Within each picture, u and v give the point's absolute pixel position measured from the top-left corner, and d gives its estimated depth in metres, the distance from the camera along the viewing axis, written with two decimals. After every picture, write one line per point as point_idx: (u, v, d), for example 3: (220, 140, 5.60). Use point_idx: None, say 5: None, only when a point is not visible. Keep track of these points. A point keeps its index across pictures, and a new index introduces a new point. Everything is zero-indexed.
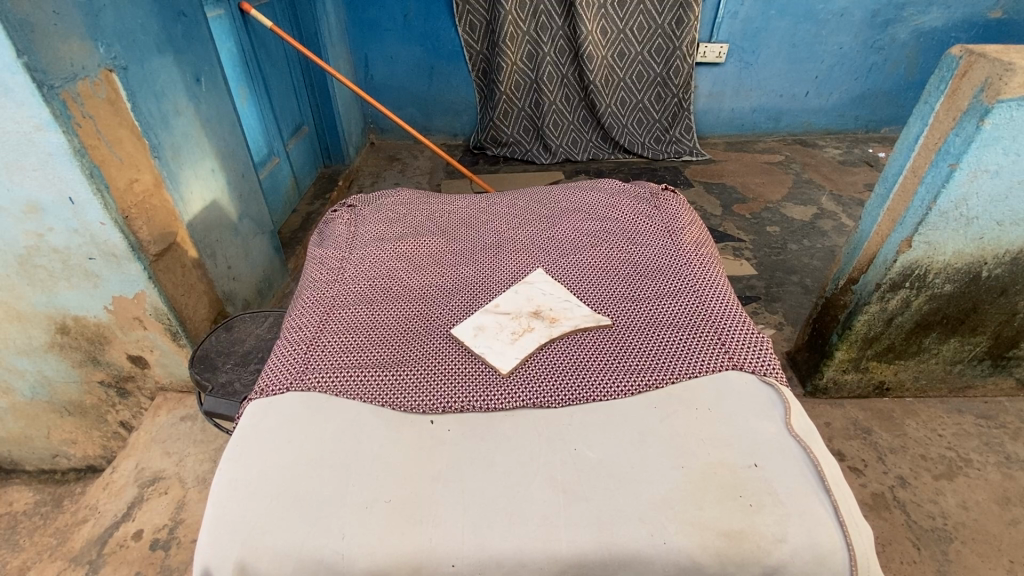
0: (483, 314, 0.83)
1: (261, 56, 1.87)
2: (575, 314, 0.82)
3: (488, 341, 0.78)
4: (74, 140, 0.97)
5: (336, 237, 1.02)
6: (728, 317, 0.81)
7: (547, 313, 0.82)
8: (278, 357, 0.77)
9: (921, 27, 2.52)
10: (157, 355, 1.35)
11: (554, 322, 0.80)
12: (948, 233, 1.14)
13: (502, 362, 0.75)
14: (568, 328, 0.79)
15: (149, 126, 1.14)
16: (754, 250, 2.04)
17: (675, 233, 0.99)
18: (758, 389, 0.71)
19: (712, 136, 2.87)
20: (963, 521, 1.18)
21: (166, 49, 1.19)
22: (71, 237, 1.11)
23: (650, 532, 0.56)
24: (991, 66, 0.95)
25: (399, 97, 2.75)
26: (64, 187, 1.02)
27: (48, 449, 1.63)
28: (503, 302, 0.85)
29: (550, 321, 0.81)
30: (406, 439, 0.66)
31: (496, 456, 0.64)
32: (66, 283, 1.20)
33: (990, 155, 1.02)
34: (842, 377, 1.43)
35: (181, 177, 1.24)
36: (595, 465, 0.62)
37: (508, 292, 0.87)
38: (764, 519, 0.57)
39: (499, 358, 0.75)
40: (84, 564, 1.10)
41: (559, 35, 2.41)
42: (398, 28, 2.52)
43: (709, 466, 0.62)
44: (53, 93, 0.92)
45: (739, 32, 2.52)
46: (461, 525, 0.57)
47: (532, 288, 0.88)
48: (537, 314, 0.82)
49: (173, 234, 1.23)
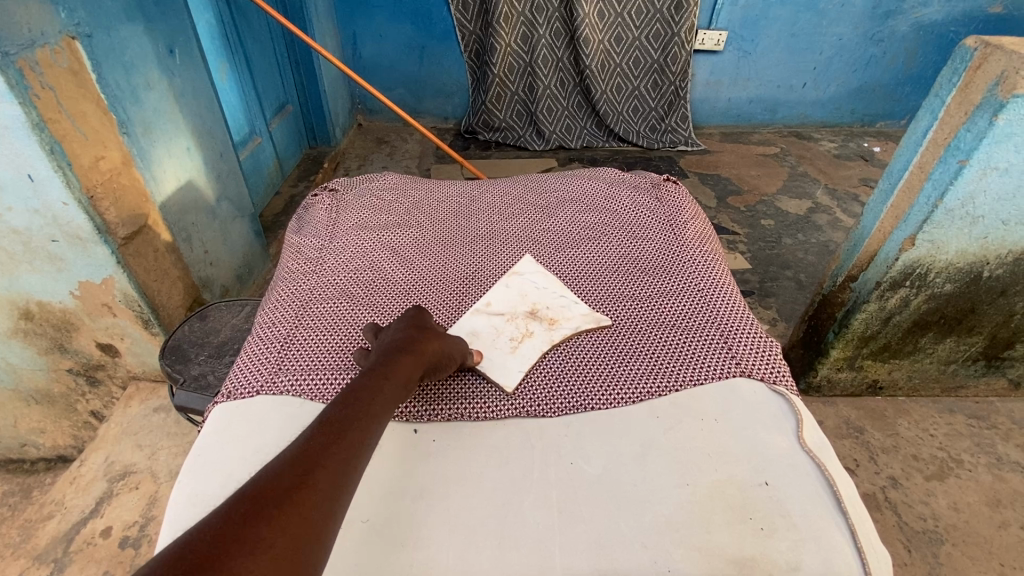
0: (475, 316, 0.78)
1: (241, 29, 1.78)
2: (575, 314, 0.77)
3: (486, 349, 0.72)
4: (32, 113, 0.89)
5: (315, 225, 0.96)
6: (735, 320, 0.76)
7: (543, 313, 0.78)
8: (250, 356, 0.72)
9: (921, 20, 2.48)
10: (128, 343, 1.28)
11: (553, 324, 0.76)
12: (952, 232, 1.11)
13: (506, 378, 0.69)
14: (568, 331, 0.75)
15: (117, 100, 1.06)
16: (749, 243, 2.00)
17: (679, 227, 0.95)
18: (767, 400, 0.66)
19: (708, 126, 2.82)
20: (953, 523, 1.17)
21: (137, 16, 1.11)
22: (32, 218, 1.03)
23: (653, 558, 0.52)
24: (1006, 59, 0.91)
25: (387, 77, 2.65)
26: (22, 164, 0.95)
27: (16, 438, 1.56)
28: (494, 300, 0.80)
29: (549, 323, 0.76)
30: (388, 451, 0.62)
31: (485, 470, 0.60)
32: (28, 267, 1.13)
33: (1000, 152, 0.98)
34: (836, 376, 1.41)
35: (152, 156, 1.17)
36: (593, 482, 0.58)
37: (499, 287, 0.82)
38: (776, 545, 0.53)
39: (502, 374, 0.70)
40: (48, 563, 1.04)
41: (555, 17, 2.33)
42: (387, 5, 2.42)
43: (716, 484, 0.58)
44: (7, 61, 0.84)
45: (738, 20, 2.47)
46: (447, 548, 0.52)
47: (526, 284, 0.82)
48: (535, 315, 0.77)
49: (144, 217, 1.15)
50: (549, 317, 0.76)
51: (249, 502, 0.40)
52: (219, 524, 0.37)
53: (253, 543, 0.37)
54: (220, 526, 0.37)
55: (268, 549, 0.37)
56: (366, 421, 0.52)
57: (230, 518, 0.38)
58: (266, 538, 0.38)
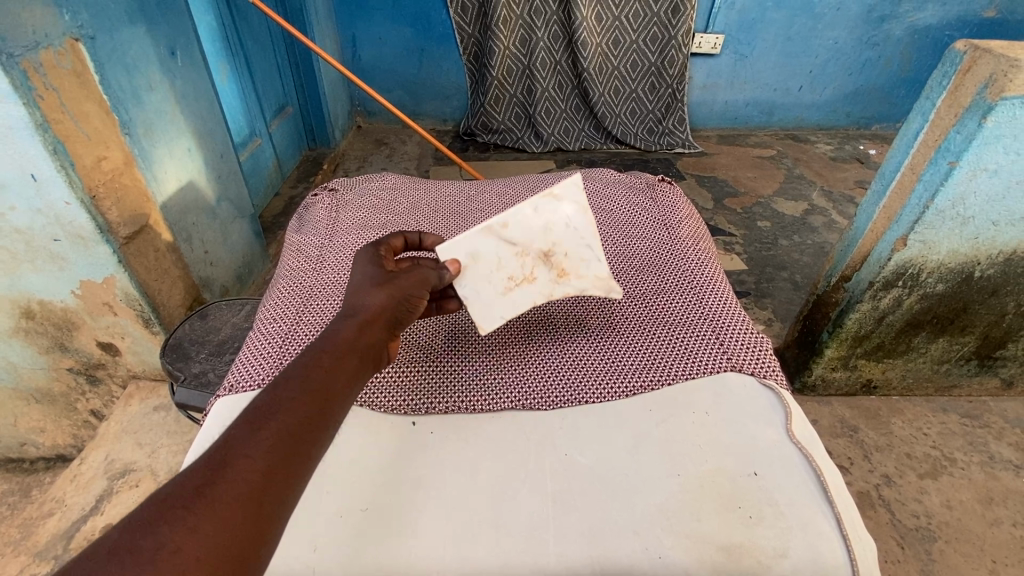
0: (485, 235, 0.73)
1: (242, 31, 1.80)
2: (588, 277, 0.75)
3: (480, 280, 0.72)
4: (36, 113, 0.90)
5: (316, 224, 0.97)
6: (727, 316, 0.77)
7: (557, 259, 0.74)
8: (251, 350, 0.74)
9: (915, 24, 2.51)
10: (128, 342, 1.29)
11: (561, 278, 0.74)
12: (943, 233, 1.13)
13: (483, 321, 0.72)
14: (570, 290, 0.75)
15: (119, 102, 1.08)
16: (745, 245, 2.02)
17: (673, 227, 0.96)
18: (757, 394, 0.67)
19: (705, 128, 2.84)
20: (946, 521, 1.18)
21: (139, 18, 1.12)
22: (35, 217, 1.04)
23: (645, 545, 0.53)
24: (995, 62, 0.93)
25: (386, 79, 2.67)
26: (25, 163, 0.96)
27: (16, 437, 1.57)
28: (515, 223, 0.72)
29: (557, 273, 0.74)
30: (386, 443, 0.63)
31: (481, 461, 0.61)
32: (30, 266, 1.14)
33: (989, 154, 1.00)
34: (831, 375, 1.42)
35: (154, 156, 1.18)
36: (587, 472, 0.60)
37: (526, 206, 0.72)
38: (764, 533, 0.54)
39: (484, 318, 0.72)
40: (50, 559, 1.05)
41: (553, 20, 2.35)
42: (386, 8, 2.44)
43: (706, 474, 0.59)
44: (12, 62, 0.85)
45: (735, 23, 2.49)
46: (444, 536, 0.54)
47: (558, 214, 0.73)
48: (547, 257, 0.74)
49: (145, 216, 1.17)
50: (561, 270, 0.73)
51: (155, 508, 0.37)
52: (120, 533, 0.35)
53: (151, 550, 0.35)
54: (120, 536, 0.35)
55: (169, 553, 0.35)
56: (305, 398, 0.47)
57: (130, 528, 0.36)
58: (163, 549, 0.35)
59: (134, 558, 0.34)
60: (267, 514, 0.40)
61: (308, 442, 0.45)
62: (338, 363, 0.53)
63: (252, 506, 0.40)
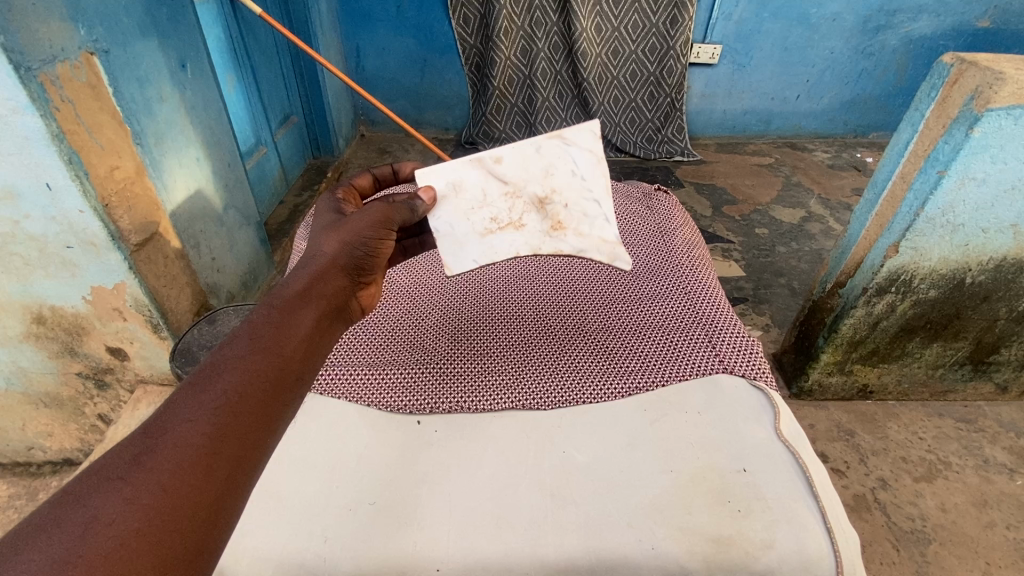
0: (475, 166, 0.79)
1: (249, 43, 1.84)
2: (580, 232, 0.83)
3: (460, 213, 0.79)
4: (52, 125, 0.93)
5: None
6: (719, 320, 0.80)
7: (553, 209, 0.82)
8: None
9: (910, 34, 2.54)
10: (137, 347, 1.31)
11: (555, 229, 0.83)
12: (934, 240, 1.15)
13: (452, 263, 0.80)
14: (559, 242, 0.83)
15: (131, 113, 1.11)
16: (743, 251, 2.05)
17: (668, 234, 0.99)
18: (747, 396, 0.70)
19: (703, 137, 2.88)
20: (941, 523, 1.20)
21: (151, 33, 1.16)
22: (48, 224, 1.07)
23: (640, 537, 0.55)
24: (981, 75, 0.96)
25: (389, 88, 2.71)
26: (41, 173, 0.99)
27: (24, 442, 1.59)
28: (512, 163, 0.79)
29: (550, 221, 0.82)
30: (393, 442, 0.66)
31: (483, 458, 0.64)
32: (42, 272, 1.17)
33: (977, 163, 1.03)
34: (827, 380, 1.45)
35: (164, 165, 1.22)
36: (584, 468, 0.62)
37: (527, 147, 0.79)
38: (752, 525, 0.57)
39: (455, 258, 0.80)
40: None
41: (553, 31, 2.40)
42: (389, 19, 2.49)
43: (698, 470, 0.62)
44: (30, 76, 0.89)
45: (732, 34, 2.53)
46: (448, 528, 0.56)
47: (560, 160, 0.80)
48: (542, 205, 0.81)
49: (155, 224, 1.20)
50: (554, 221, 0.82)
51: (91, 478, 0.39)
52: (52, 509, 0.38)
53: (85, 520, 0.37)
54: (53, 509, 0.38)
55: (104, 523, 0.37)
56: (245, 363, 0.50)
57: (62, 501, 0.38)
58: (95, 519, 0.37)
59: (65, 528, 0.36)
60: (211, 473, 0.43)
61: (251, 404, 0.48)
62: (278, 328, 0.56)
63: (194, 467, 0.42)
